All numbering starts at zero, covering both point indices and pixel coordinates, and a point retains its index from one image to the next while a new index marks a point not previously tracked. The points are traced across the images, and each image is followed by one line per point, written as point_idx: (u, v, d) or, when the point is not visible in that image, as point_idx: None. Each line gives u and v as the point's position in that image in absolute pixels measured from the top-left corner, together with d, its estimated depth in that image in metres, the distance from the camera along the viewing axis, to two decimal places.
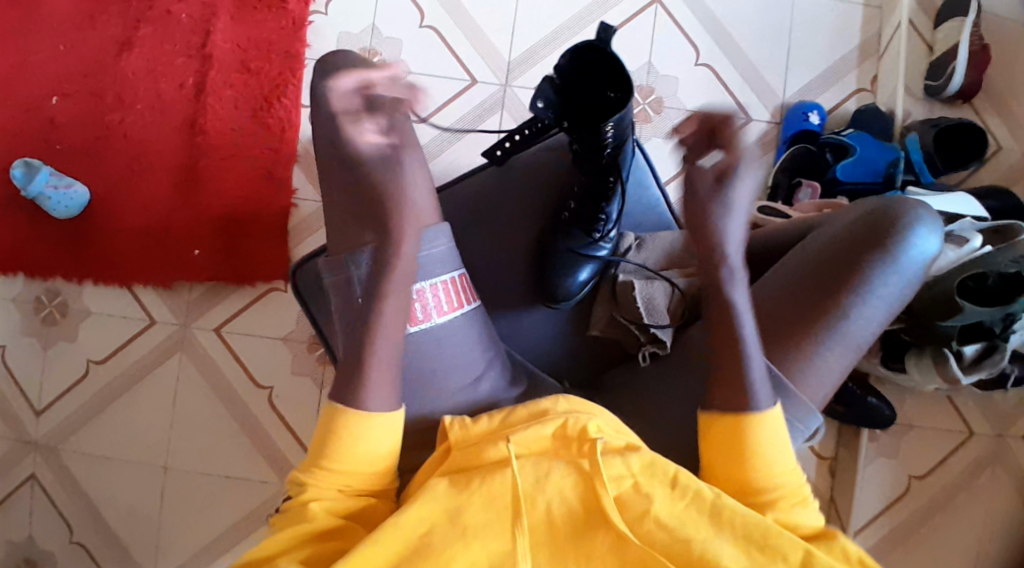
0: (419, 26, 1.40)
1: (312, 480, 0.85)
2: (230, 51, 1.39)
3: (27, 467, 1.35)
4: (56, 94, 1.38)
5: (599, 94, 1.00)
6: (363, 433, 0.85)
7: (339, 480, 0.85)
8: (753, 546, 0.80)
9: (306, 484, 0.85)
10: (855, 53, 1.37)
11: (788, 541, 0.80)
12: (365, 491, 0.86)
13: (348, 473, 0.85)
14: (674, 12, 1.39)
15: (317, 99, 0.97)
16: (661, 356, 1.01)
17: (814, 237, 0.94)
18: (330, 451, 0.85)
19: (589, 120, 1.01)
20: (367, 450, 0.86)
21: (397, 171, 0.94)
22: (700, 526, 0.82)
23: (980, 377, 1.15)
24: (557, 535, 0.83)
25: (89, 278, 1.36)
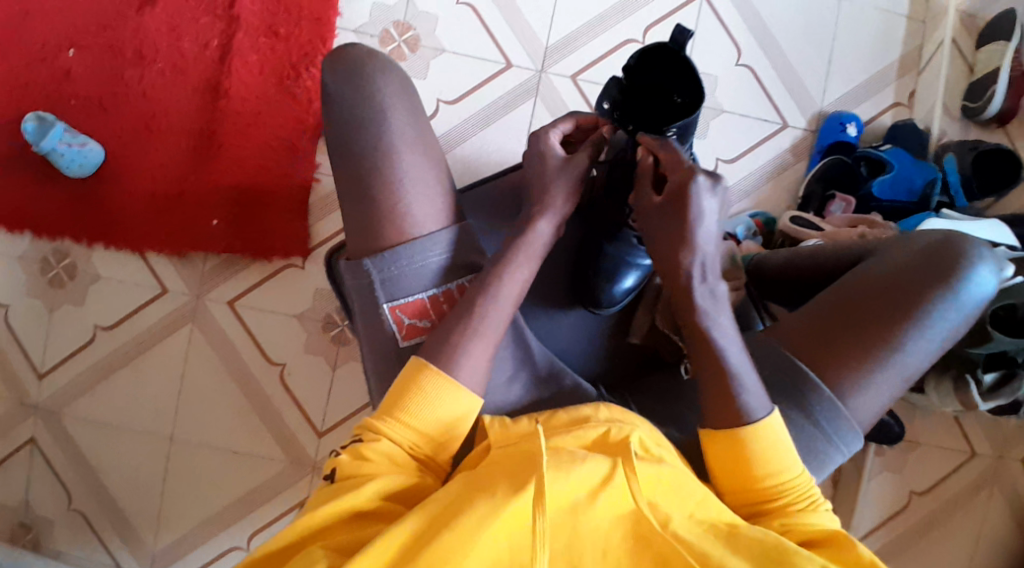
0: (457, 3, 1.36)
1: (383, 432, 0.85)
2: (258, 13, 1.33)
3: (27, 430, 1.32)
4: (73, 46, 1.31)
5: (669, 97, 0.93)
6: (444, 400, 0.86)
7: (406, 440, 0.85)
8: (769, 563, 0.79)
9: (379, 435, 0.85)
10: (896, 66, 1.36)
11: (806, 557, 0.79)
12: (426, 460, 0.86)
13: (416, 434, 0.85)
14: (718, 9, 1.36)
15: (326, 99, 0.93)
16: None
17: (871, 263, 0.95)
18: (408, 408, 0.86)
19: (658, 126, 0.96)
20: (441, 419, 0.86)
21: (410, 174, 0.91)
22: (717, 546, 0.81)
23: (998, 403, 1.17)
24: (574, 540, 0.80)
25: (99, 241, 1.32)
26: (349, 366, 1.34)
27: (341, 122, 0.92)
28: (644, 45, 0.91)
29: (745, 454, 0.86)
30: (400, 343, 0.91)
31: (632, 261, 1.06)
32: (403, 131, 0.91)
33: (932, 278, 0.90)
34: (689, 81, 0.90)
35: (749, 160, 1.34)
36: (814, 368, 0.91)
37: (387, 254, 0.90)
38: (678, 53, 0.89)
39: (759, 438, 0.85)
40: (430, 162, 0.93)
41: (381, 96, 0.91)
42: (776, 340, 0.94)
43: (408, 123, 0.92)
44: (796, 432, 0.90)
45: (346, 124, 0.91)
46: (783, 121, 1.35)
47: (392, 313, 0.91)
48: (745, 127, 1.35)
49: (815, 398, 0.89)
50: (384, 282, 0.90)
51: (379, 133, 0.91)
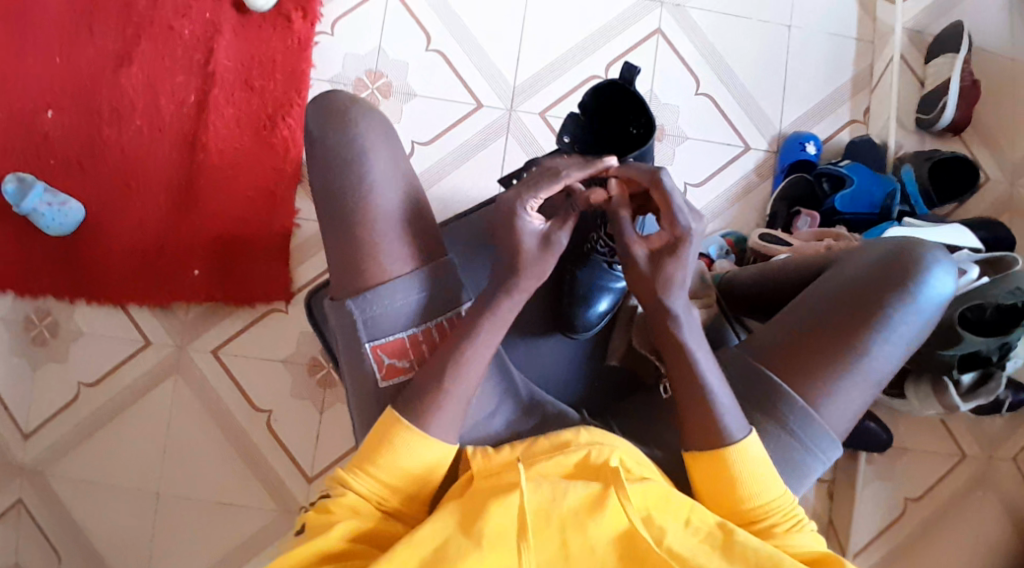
0: (425, 49, 1.40)
1: (351, 488, 0.85)
2: (233, 69, 1.37)
3: (12, 493, 1.30)
4: (51, 109, 1.34)
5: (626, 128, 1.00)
6: (412, 456, 0.85)
7: (375, 495, 0.85)
8: None
9: (347, 490, 0.85)
10: (848, 86, 1.42)
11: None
12: (398, 513, 0.86)
13: (385, 488, 0.85)
14: (675, 43, 1.42)
15: (311, 145, 0.94)
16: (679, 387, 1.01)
17: (832, 274, 0.98)
18: (376, 461, 0.85)
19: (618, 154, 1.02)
20: (414, 472, 0.86)
21: (388, 216, 0.92)
22: (709, 556, 0.82)
23: (978, 403, 1.19)
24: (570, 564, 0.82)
25: (82, 298, 1.32)
26: (337, 408, 1.33)
27: (316, 156, 0.94)
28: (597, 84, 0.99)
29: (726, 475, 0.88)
30: (380, 383, 0.92)
31: (605, 284, 1.09)
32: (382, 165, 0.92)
33: (890, 285, 0.93)
34: (646, 112, 0.97)
35: (717, 182, 1.39)
36: (784, 379, 0.93)
37: (366, 295, 0.90)
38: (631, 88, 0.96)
39: (740, 462, 0.88)
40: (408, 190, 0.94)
41: (361, 140, 0.92)
42: (746, 354, 0.97)
43: (388, 152, 0.93)
44: (773, 445, 0.92)
45: (330, 164, 0.92)
46: (745, 144, 1.40)
47: (372, 352, 0.91)
48: (710, 152, 1.39)
49: (790, 408, 0.92)
50: (366, 323, 0.91)
51: (362, 173, 0.92)
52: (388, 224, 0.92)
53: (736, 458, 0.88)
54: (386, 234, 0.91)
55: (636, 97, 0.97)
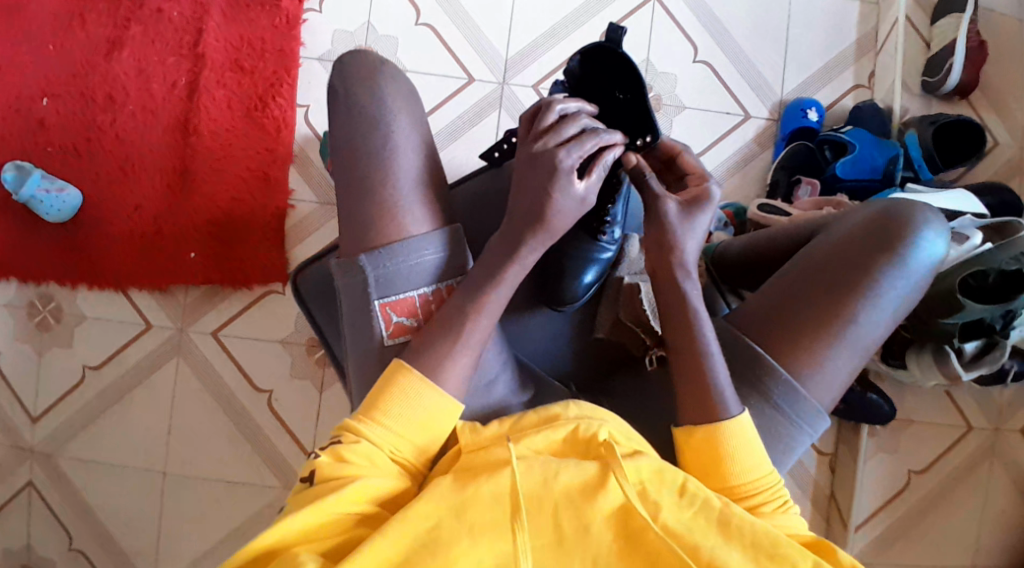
0: (416, 24, 1.38)
1: (365, 436, 0.86)
2: (223, 50, 1.36)
3: (24, 475, 1.34)
4: (46, 95, 1.35)
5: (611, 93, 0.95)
6: (427, 404, 0.87)
7: (390, 443, 0.86)
8: (760, 553, 0.81)
9: (361, 437, 0.86)
10: (851, 49, 1.37)
11: (796, 549, 0.81)
12: (409, 464, 0.87)
13: (400, 437, 0.86)
14: (671, 9, 1.38)
15: (334, 100, 0.96)
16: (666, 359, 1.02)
17: (820, 239, 0.97)
18: (390, 411, 0.87)
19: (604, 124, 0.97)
20: (427, 423, 0.87)
21: (404, 175, 0.94)
22: (707, 534, 0.82)
23: (980, 373, 1.18)
24: (564, 547, 0.81)
25: (83, 283, 1.34)
26: (336, 388, 1.35)
27: None
28: (584, 47, 0.93)
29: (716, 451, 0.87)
30: (385, 342, 0.93)
31: (592, 256, 1.08)
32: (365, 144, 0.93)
33: (879, 250, 0.92)
34: (631, 77, 0.91)
35: (716, 152, 1.35)
36: (770, 350, 0.93)
37: (380, 251, 0.92)
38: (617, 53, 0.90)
39: (733, 441, 0.87)
40: (384, 171, 0.93)
41: (386, 101, 0.94)
42: (735, 326, 0.96)
43: (366, 137, 0.93)
44: (759, 417, 0.93)
45: (354, 125, 0.94)
46: (745, 112, 1.36)
47: (382, 310, 0.93)
48: (708, 121, 1.36)
49: (773, 381, 0.92)
50: (378, 280, 0.92)
51: (384, 134, 0.94)
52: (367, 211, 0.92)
53: (727, 435, 0.87)
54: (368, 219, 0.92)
55: (623, 60, 0.91)
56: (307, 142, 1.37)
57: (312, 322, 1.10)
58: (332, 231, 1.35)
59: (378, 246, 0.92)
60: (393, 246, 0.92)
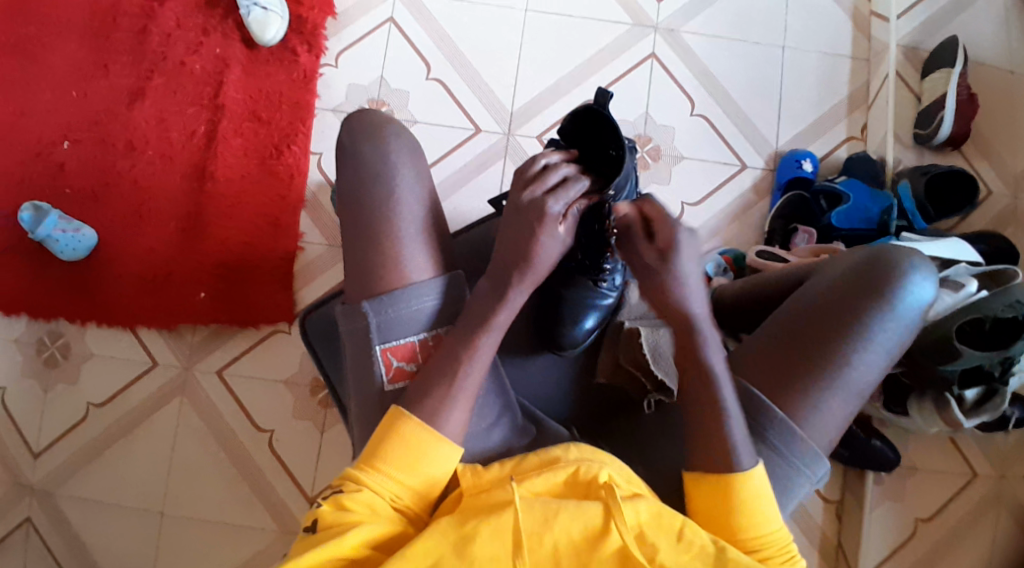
0: (426, 79, 1.44)
1: (367, 484, 0.87)
2: (240, 100, 1.42)
3: (23, 512, 1.33)
4: (68, 140, 1.40)
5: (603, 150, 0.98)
6: (429, 452, 0.88)
7: (391, 491, 0.87)
8: None
9: (361, 485, 0.87)
10: (844, 104, 1.42)
11: None
12: (408, 514, 0.88)
13: (401, 485, 0.87)
14: (670, 67, 1.44)
15: (342, 151, 0.99)
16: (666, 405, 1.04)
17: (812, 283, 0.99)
18: (392, 460, 0.87)
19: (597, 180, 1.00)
20: (428, 473, 0.88)
21: (411, 215, 0.97)
22: None
23: (982, 420, 1.18)
24: None
25: (93, 321, 1.37)
26: (338, 428, 1.35)
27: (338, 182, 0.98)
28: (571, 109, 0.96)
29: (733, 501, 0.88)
30: (385, 386, 0.95)
31: (592, 302, 1.11)
32: (372, 183, 0.97)
33: (869, 294, 0.94)
34: (617, 136, 0.94)
35: (714, 201, 1.39)
36: (765, 392, 0.94)
37: (383, 297, 0.94)
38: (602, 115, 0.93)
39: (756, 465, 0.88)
40: (389, 202, 0.96)
41: (390, 148, 0.98)
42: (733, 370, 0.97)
43: (373, 174, 0.97)
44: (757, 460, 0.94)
45: (360, 171, 0.98)
46: (741, 163, 1.41)
47: (383, 355, 0.94)
48: (707, 171, 1.40)
49: (770, 423, 0.93)
50: (379, 326, 0.94)
51: (389, 180, 0.97)
52: (372, 241, 0.95)
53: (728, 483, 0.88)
54: (373, 248, 0.95)
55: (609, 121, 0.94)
56: (318, 189, 1.41)
57: (317, 363, 1.11)
58: (339, 273, 1.39)
59: (383, 273, 0.95)
60: (397, 274, 0.95)
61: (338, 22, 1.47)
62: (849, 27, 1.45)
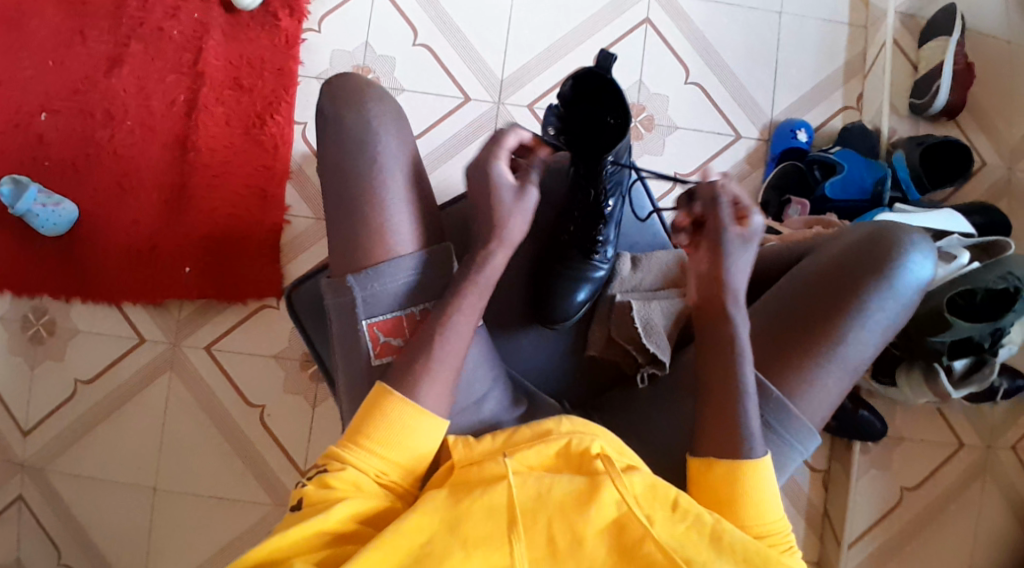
0: (413, 45, 1.40)
1: (350, 461, 0.86)
2: (222, 67, 1.37)
3: (14, 488, 1.33)
4: (45, 110, 1.36)
5: (600, 117, 0.96)
6: (412, 427, 0.87)
7: (376, 467, 0.86)
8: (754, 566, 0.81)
9: (346, 462, 0.85)
10: (839, 71, 1.40)
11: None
12: (394, 489, 0.87)
13: (386, 461, 0.86)
14: (663, 33, 1.40)
15: (323, 123, 0.97)
16: (658, 377, 1.04)
17: (810, 260, 0.99)
18: (376, 436, 0.86)
19: (593, 146, 0.98)
20: (414, 448, 0.87)
21: (398, 194, 0.95)
22: (698, 546, 0.82)
23: (971, 391, 1.19)
24: (557, 558, 0.81)
25: (77, 296, 1.35)
26: (329, 403, 1.34)
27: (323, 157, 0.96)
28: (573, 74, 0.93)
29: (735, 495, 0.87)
30: (372, 361, 0.94)
31: (585, 275, 1.09)
32: (359, 162, 0.94)
33: (868, 272, 0.93)
34: (620, 105, 0.92)
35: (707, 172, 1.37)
36: (759, 369, 0.95)
37: (370, 270, 0.93)
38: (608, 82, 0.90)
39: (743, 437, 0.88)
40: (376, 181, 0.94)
41: (375, 122, 0.96)
42: None
43: (361, 153, 0.95)
44: None
45: (343, 146, 0.95)
46: (735, 132, 1.38)
47: (369, 330, 0.93)
48: (700, 140, 1.38)
49: (765, 401, 0.93)
50: (366, 300, 0.93)
51: (374, 155, 0.94)
52: (360, 221, 0.94)
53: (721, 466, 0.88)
54: (362, 231, 0.93)
55: (614, 88, 0.92)
56: (305, 160, 1.38)
57: (306, 338, 1.10)
58: (325, 248, 1.37)
59: (373, 255, 0.93)
60: (387, 256, 0.93)
61: None
62: None
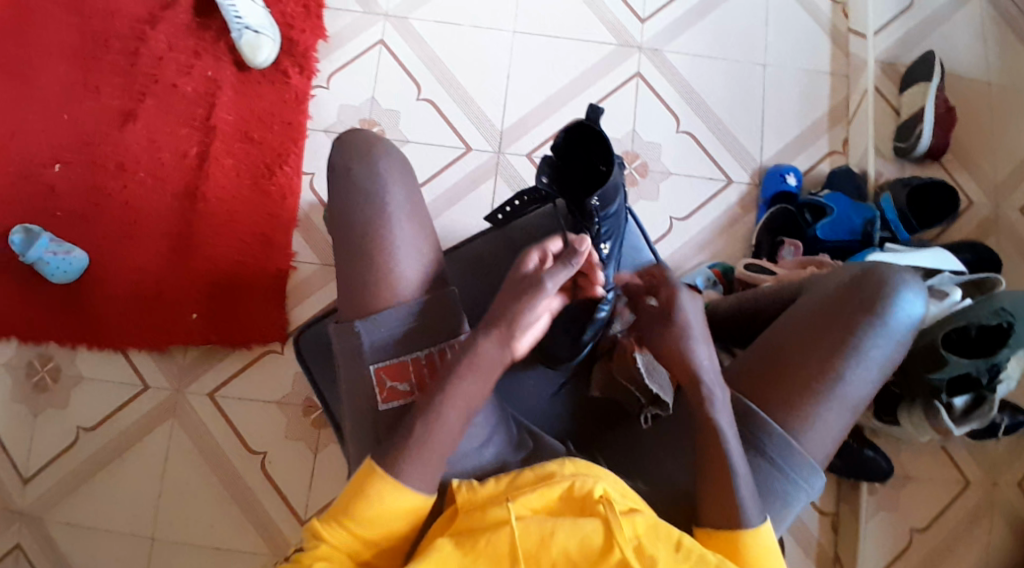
0: (416, 99, 1.46)
1: (327, 536, 0.86)
2: (232, 121, 1.43)
3: (11, 538, 1.31)
4: (59, 162, 1.41)
5: (593, 165, 1.04)
6: (387, 506, 0.87)
7: (351, 543, 0.87)
8: None
9: (323, 540, 0.86)
10: (826, 119, 1.45)
11: None
12: (368, 562, 0.88)
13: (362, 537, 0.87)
14: (655, 85, 1.47)
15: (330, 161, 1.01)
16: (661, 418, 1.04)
17: (803, 301, 1.01)
18: (356, 514, 0.86)
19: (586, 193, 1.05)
20: (389, 523, 0.87)
21: (402, 224, 0.97)
22: None
23: (972, 427, 1.20)
24: None
25: (83, 343, 1.36)
26: (332, 448, 1.34)
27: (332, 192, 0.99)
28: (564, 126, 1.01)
29: (743, 551, 0.88)
30: (379, 406, 0.95)
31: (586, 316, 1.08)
32: (366, 195, 0.97)
33: (861, 311, 0.96)
34: (608, 151, 1.01)
35: (700, 216, 1.41)
36: (761, 407, 0.95)
37: (376, 315, 0.95)
38: (596, 131, 0.98)
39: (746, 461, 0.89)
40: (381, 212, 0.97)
41: (380, 158, 0.99)
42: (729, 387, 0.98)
43: (368, 186, 0.98)
44: (755, 472, 0.95)
45: (349, 179, 0.98)
46: (726, 178, 1.43)
47: (376, 375, 0.95)
48: (692, 185, 1.42)
49: (766, 436, 0.94)
50: (373, 345, 0.95)
51: (380, 187, 0.97)
52: (365, 250, 0.96)
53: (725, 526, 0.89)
54: (367, 261, 0.96)
55: (602, 138, 1.00)
56: (310, 208, 1.42)
57: (311, 381, 1.11)
58: (333, 290, 1.39)
59: (378, 284, 0.95)
60: (391, 285, 0.96)
61: (328, 43, 1.48)
62: (829, 45, 1.48)
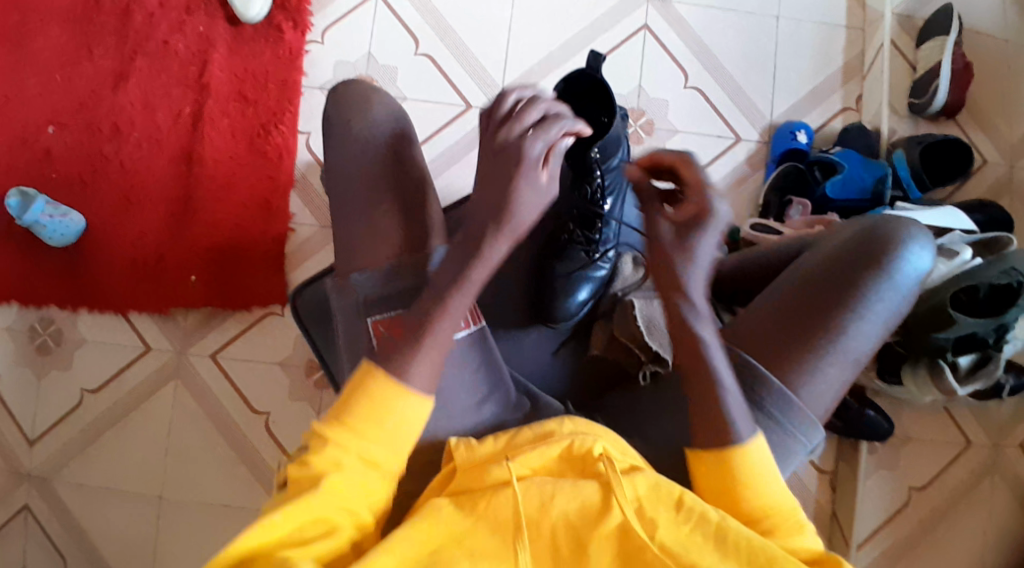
0: (415, 54, 1.42)
1: (331, 438, 0.83)
2: (227, 80, 1.39)
3: (21, 498, 1.33)
4: (52, 124, 1.38)
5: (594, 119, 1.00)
6: (389, 410, 0.84)
7: (353, 448, 0.83)
8: None
9: (324, 441, 0.83)
10: (839, 74, 1.41)
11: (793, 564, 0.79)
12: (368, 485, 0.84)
13: (362, 443, 0.83)
14: (663, 40, 1.42)
15: (328, 127, 0.98)
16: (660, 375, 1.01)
17: (807, 256, 0.98)
18: (355, 418, 0.83)
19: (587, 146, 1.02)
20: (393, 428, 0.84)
21: (398, 195, 0.95)
22: (702, 550, 0.81)
23: (976, 388, 1.19)
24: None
25: (84, 306, 1.36)
26: None
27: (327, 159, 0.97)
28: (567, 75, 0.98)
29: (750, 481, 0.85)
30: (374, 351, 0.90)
31: (585, 274, 1.09)
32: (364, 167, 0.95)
33: (866, 266, 0.93)
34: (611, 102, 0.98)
35: (707, 175, 1.38)
36: (761, 364, 0.93)
37: (368, 270, 0.93)
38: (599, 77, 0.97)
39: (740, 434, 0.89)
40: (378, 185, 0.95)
41: (378, 126, 0.97)
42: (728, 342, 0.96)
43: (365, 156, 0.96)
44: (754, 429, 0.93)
45: (347, 147, 0.96)
46: (735, 135, 1.39)
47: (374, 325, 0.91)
48: (700, 144, 1.39)
49: (767, 394, 0.92)
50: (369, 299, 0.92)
51: (379, 158, 0.96)
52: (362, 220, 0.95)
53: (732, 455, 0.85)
54: (365, 232, 0.94)
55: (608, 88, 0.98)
56: (308, 168, 1.40)
57: (310, 342, 1.11)
58: (331, 254, 1.38)
59: (376, 254, 0.94)
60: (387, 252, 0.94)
61: None
62: None
